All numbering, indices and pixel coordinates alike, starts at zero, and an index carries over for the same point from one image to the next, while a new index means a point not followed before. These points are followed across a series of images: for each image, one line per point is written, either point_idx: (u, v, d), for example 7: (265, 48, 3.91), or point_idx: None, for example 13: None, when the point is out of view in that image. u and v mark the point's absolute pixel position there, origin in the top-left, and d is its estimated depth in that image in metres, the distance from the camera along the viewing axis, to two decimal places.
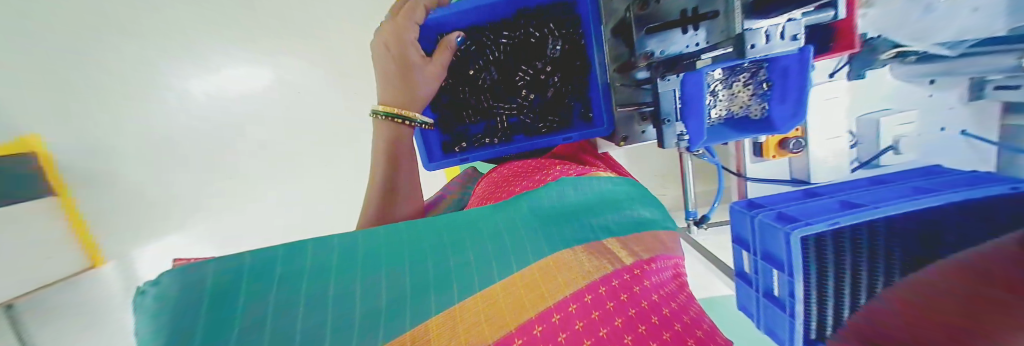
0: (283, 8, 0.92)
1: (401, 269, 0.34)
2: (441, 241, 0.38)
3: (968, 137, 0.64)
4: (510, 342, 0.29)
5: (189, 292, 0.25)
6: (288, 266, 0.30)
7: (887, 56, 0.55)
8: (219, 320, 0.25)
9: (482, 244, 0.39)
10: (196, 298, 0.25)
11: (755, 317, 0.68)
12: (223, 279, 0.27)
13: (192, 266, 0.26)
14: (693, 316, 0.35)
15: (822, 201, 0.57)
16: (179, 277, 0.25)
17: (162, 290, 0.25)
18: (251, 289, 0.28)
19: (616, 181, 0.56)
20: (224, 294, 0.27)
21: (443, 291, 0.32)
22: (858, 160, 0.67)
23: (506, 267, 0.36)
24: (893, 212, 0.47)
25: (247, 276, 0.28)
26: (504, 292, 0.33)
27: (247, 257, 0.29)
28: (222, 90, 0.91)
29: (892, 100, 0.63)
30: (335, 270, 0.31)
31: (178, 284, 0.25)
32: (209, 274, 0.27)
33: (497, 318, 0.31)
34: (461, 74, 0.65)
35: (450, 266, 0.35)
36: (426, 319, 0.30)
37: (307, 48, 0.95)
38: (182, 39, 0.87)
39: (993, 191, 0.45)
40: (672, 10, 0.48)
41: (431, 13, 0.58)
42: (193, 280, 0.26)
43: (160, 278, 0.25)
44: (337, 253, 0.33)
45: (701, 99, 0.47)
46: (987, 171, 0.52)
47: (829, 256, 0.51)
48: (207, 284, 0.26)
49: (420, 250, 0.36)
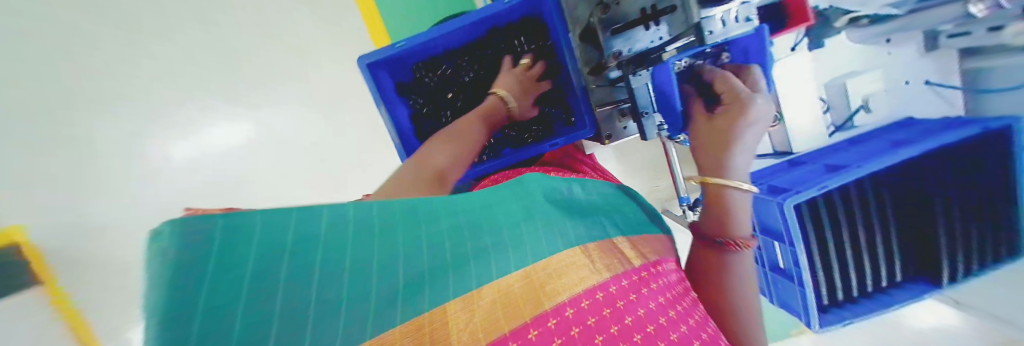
0: (263, 61, 1.02)
1: (418, 250, 0.29)
2: (460, 221, 0.34)
3: (932, 86, 0.74)
4: (523, 335, 0.26)
5: (194, 252, 0.18)
6: (304, 229, 0.24)
7: (841, 23, 0.69)
8: (223, 292, 0.19)
9: (500, 228, 0.35)
10: (202, 256, 0.18)
11: (767, 291, 0.78)
12: (232, 239, 0.20)
13: (197, 218, 0.18)
14: (701, 317, 0.35)
15: (812, 168, 0.68)
16: (190, 226, 0.18)
17: (167, 243, 0.17)
18: (259, 258, 0.21)
19: (614, 187, 0.61)
20: (234, 258, 0.20)
21: (461, 272, 0.29)
22: (835, 124, 0.76)
23: (523, 257, 0.32)
24: (872, 168, 0.57)
25: (258, 241, 0.21)
26: (521, 282, 0.30)
27: (258, 213, 0.21)
28: (207, 146, 0.98)
29: (857, 64, 0.73)
30: (351, 243, 0.26)
31: (185, 241, 0.17)
32: (219, 231, 0.19)
33: (512, 307, 0.28)
34: (443, 98, 0.72)
35: (468, 249, 0.32)
36: (446, 303, 0.26)
37: (288, 93, 1.04)
38: (161, 104, 0.95)
39: (968, 133, 0.56)
40: (631, 10, 0.51)
41: (407, 45, 0.65)
42: (197, 240, 0.18)
43: (168, 226, 0.17)
44: (353, 220, 0.27)
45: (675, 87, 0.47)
46: (961, 118, 0.64)
47: (823, 217, 0.65)
48: (215, 244, 0.19)
49: (438, 232, 0.32)
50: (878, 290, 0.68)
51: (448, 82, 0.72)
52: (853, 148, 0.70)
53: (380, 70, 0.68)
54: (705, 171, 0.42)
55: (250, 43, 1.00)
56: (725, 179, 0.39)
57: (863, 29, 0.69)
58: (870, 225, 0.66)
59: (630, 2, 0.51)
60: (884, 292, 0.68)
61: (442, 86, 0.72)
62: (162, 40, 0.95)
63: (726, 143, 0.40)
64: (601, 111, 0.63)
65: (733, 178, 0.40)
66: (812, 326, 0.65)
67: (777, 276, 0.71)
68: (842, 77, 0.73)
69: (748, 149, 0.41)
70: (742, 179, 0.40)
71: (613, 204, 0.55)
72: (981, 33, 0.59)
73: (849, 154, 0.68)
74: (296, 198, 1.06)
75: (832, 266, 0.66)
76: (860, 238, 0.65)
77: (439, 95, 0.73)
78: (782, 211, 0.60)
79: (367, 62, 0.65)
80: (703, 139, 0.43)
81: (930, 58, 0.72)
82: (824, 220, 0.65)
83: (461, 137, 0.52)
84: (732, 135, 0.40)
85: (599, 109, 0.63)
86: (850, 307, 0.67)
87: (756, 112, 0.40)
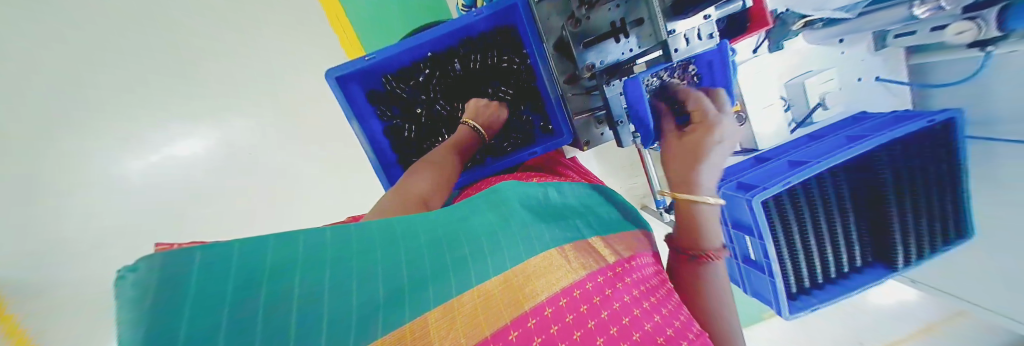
0: (224, 74, 0.98)
1: (399, 264, 0.31)
2: (435, 235, 0.36)
3: (882, 82, 0.79)
4: (505, 336, 0.29)
5: (168, 285, 0.18)
6: (283, 254, 0.25)
7: (798, 26, 0.68)
8: (204, 320, 0.20)
9: (476, 238, 0.37)
10: (181, 282, 0.19)
11: (741, 282, 0.82)
12: (211, 269, 0.20)
13: (173, 251, 0.18)
14: (672, 309, 0.38)
15: (777, 164, 0.72)
16: (168, 257, 0.18)
17: (144, 281, 0.17)
18: (238, 284, 0.21)
19: (589, 188, 0.63)
20: (212, 286, 0.20)
21: (440, 283, 0.31)
22: (795, 121, 0.80)
23: (502, 263, 0.34)
24: (828, 163, 0.61)
25: (236, 269, 0.22)
26: (500, 286, 0.32)
27: (234, 244, 0.22)
28: (165, 167, 0.91)
29: (816, 63, 0.77)
30: (331, 261, 0.27)
31: (163, 273, 0.18)
32: (196, 262, 0.19)
33: (492, 311, 0.30)
34: (411, 110, 0.72)
35: (447, 259, 0.33)
36: (427, 312, 0.28)
37: (256, 109, 1.00)
38: (100, 120, 0.87)
39: (914, 126, 0.61)
40: (602, 23, 0.52)
41: (376, 55, 0.63)
42: (173, 272, 0.18)
43: (144, 263, 0.17)
44: (332, 241, 0.28)
45: (643, 100, 0.51)
46: (901, 113, 0.71)
47: (787, 209, 0.68)
48: (193, 275, 0.19)
49: (417, 245, 0.34)
50: (841, 275, 0.74)
51: (421, 91, 0.71)
52: (811, 144, 0.74)
53: (348, 82, 0.66)
54: (676, 183, 0.48)
55: (213, 57, 0.97)
56: (696, 195, 0.45)
57: (817, 31, 0.73)
58: (832, 217, 0.70)
59: (601, 14, 0.51)
60: (846, 277, 0.74)
61: (416, 98, 0.72)
62: (106, 58, 0.89)
63: (695, 160, 0.46)
64: (578, 120, 0.64)
65: (702, 194, 0.45)
66: (784, 314, 0.69)
67: (750, 268, 0.75)
68: (798, 77, 0.77)
69: (716, 168, 0.47)
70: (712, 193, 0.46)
71: (588, 204, 0.57)
72: (925, 32, 0.62)
73: (809, 149, 0.72)
74: (269, 216, 1.02)
75: (800, 261, 0.71)
76: (823, 228, 0.69)
77: (411, 108, 0.72)
78: (751, 207, 0.63)
79: (334, 75, 0.63)
80: (674, 156, 0.49)
81: (880, 56, 0.77)
82: (789, 214, 0.68)
83: (431, 169, 0.54)
84: (702, 150, 0.46)
85: (576, 117, 0.64)
86: (816, 293, 0.73)
87: (717, 136, 0.47)
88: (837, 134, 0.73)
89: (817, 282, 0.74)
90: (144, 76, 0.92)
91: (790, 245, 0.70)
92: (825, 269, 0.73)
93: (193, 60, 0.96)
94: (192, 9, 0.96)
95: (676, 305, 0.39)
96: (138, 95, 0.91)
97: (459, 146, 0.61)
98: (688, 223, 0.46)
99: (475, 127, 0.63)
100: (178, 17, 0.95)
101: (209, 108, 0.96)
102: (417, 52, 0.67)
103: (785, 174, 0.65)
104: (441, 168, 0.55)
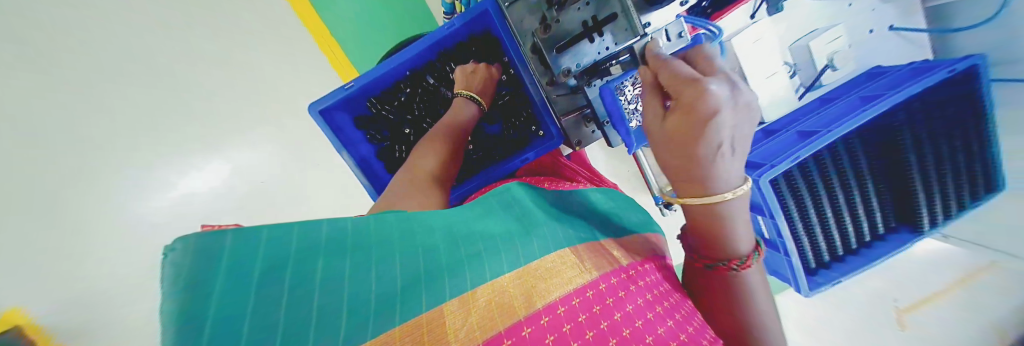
0: (220, 105, 0.99)
1: (414, 256, 0.32)
2: (450, 230, 0.38)
3: (897, 31, 0.73)
4: (518, 331, 0.29)
5: (204, 261, 0.20)
6: (307, 241, 0.27)
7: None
8: (230, 303, 0.21)
9: (490, 236, 0.38)
10: (213, 261, 0.21)
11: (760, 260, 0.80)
12: (239, 251, 0.22)
13: (209, 233, 0.21)
14: (686, 314, 0.39)
15: (784, 137, 0.69)
16: (202, 239, 0.20)
17: (178, 259, 0.19)
18: (263, 269, 0.23)
19: (598, 195, 0.63)
20: (240, 272, 0.22)
21: (455, 275, 0.32)
22: (803, 85, 0.76)
23: (515, 260, 0.36)
24: (841, 130, 0.57)
25: (264, 255, 0.24)
26: (514, 281, 0.33)
27: (262, 228, 0.24)
28: (185, 202, 0.93)
29: (822, 21, 0.73)
30: (352, 248, 0.29)
31: (196, 250, 0.20)
32: (228, 242, 0.22)
33: (506, 307, 0.31)
34: (398, 133, 0.73)
35: (462, 253, 0.34)
36: (444, 304, 0.29)
37: (261, 137, 1.03)
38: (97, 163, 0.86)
39: (932, 79, 0.56)
40: (572, 25, 0.49)
41: (354, 83, 0.63)
42: (208, 250, 0.21)
43: (179, 243, 0.20)
44: (352, 230, 0.30)
45: (616, 104, 0.52)
46: (919, 63, 0.66)
47: (801, 186, 0.64)
48: (223, 254, 0.21)
49: (433, 240, 0.35)
50: (863, 245, 0.72)
51: (405, 108, 0.71)
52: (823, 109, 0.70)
53: (332, 113, 0.66)
54: (682, 189, 0.37)
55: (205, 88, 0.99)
56: (705, 195, 0.35)
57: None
58: (849, 189, 0.66)
59: (570, 16, 0.48)
60: (868, 246, 0.72)
61: (402, 118, 0.72)
62: (114, 97, 0.90)
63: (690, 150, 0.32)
64: (567, 120, 0.62)
65: (713, 190, 0.34)
66: (802, 290, 0.69)
67: (767, 248, 0.73)
68: (804, 38, 0.72)
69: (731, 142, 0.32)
70: (726, 184, 0.34)
71: (593, 211, 0.57)
72: None
73: (821, 116, 0.68)
74: None
75: (817, 234, 0.69)
76: (842, 204, 0.66)
77: (399, 129, 0.72)
78: (759, 187, 0.60)
79: (317, 108, 0.64)
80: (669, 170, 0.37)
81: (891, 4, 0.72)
82: (803, 192, 0.65)
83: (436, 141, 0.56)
84: (692, 137, 0.31)
85: (564, 118, 0.62)
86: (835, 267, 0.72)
87: (714, 100, 0.30)
88: (847, 97, 0.70)
89: (836, 255, 0.73)
90: (158, 113, 0.94)
91: (806, 222, 0.68)
92: (846, 241, 0.71)
93: (188, 96, 0.97)
94: (178, 46, 0.97)
95: (686, 312, 0.39)
96: (143, 135, 0.92)
97: (459, 127, 0.60)
98: (702, 223, 0.38)
99: (472, 97, 0.62)
100: (171, 55, 0.97)
101: (212, 141, 0.97)
102: (396, 73, 0.67)
103: (795, 148, 0.61)
104: (437, 139, 0.57)
